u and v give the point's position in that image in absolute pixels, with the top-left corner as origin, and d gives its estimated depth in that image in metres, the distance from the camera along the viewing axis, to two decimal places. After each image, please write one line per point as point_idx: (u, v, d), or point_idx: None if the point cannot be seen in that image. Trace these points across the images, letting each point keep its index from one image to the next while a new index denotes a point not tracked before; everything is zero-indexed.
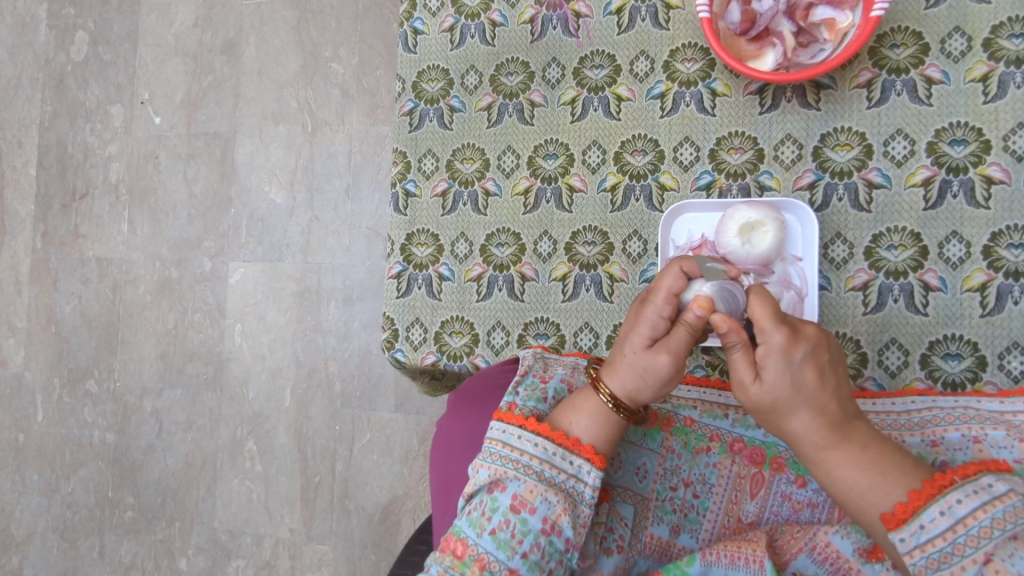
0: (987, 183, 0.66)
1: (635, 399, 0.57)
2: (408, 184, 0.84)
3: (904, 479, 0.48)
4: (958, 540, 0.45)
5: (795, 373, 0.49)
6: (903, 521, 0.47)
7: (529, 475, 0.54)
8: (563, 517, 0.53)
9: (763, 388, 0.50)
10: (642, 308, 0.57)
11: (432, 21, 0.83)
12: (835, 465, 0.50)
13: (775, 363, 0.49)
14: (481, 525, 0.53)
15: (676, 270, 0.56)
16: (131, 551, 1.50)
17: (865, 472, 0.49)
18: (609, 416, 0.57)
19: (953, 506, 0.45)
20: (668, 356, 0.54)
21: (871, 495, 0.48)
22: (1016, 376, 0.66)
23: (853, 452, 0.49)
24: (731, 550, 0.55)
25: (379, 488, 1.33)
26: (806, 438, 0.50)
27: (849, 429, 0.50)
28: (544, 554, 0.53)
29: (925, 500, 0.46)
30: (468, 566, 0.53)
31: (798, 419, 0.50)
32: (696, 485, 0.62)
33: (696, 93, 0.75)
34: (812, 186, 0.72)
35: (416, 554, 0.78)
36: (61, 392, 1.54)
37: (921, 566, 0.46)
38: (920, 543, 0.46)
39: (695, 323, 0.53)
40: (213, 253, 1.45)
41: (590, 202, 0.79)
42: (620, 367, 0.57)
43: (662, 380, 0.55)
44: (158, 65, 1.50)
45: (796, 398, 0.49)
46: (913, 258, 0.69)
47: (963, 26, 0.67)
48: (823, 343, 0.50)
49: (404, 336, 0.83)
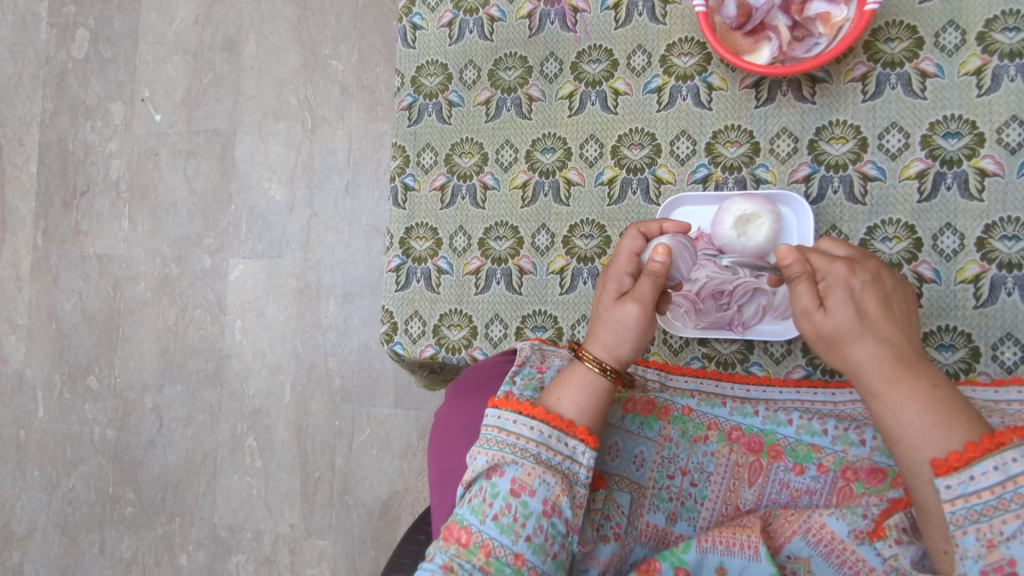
0: (981, 175, 0.67)
1: (619, 358, 0.59)
2: (406, 177, 0.85)
3: (963, 427, 0.47)
4: (1005, 496, 0.44)
5: (859, 304, 0.52)
6: (954, 468, 0.46)
7: (526, 458, 0.55)
8: (562, 497, 0.54)
9: (826, 313, 0.52)
10: (609, 273, 0.64)
11: (430, 16, 0.84)
12: (896, 400, 0.49)
13: (840, 290, 0.52)
14: (484, 511, 0.54)
15: (633, 234, 0.65)
16: (132, 547, 1.51)
17: (926, 408, 0.48)
18: (596, 385, 0.58)
19: (1009, 463, 0.44)
20: (637, 305, 0.59)
21: (928, 433, 0.47)
22: (1010, 367, 0.66)
23: (916, 388, 0.49)
24: (727, 536, 0.56)
25: (379, 484, 1.34)
26: (866, 368, 0.51)
27: (915, 367, 0.50)
28: (547, 537, 0.53)
29: (981, 452, 0.45)
30: (474, 553, 0.53)
31: (860, 346, 0.51)
32: (694, 474, 0.63)
33: (693, 87, 0.76)
34: (807, 179, 0.73)
35: (415, 544, 0.78)
36: (62, 388, 1.55)
37: (959, 516, 0.46)
38: (965, 493, 0.45)
39: (658, 270, 0.59)
40: (213, 250, 1.45)
41: (587, 195, 0.80)
42: (600, 330, 0.61)
43: (636, 332, 0.59)
44: (158, 62, 1.51)
45: (859, 326, 0.51)
46: (908, 249, 0.69)
47: (958, 20, 0.68)
48: (887, 285, 0.54)
49: (403, 329, 0.84)
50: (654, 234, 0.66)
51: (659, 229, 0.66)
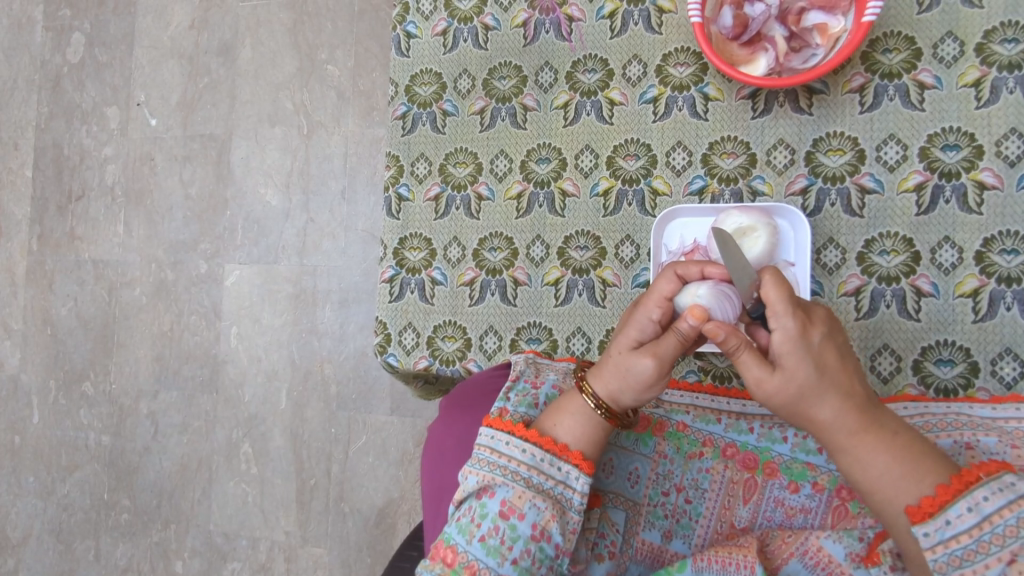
0: (980, 188, 0.66)
1: (618, 400, 0.56)
2: (401, 187, 0.84)
3: (930, 473, 0.47)
4: (983, 538, 0.44)
5: (817, 358, 0.49)
6: (929, 515, 0.46)
7: (517, 481, 0.54)
8: (552, 522, 0.53)
9: (785, 373, 0.50)
10: (635, 311, 0.58)
11: (425, 24, 0.83)
12: (862, 456, 0.49)
13: (797, 347, 0.49)
14: (471, 532, 0.54)
15: (671, 275, 0.57)
16: (127, 554, 1.50)
17: (892, 459, 0.48)
18: (594, 419, 0.57)
19: (980, 502, 0.45)
20: (654, 359, 0.54)
21: (899, 484, 0.48)
22: (1009, 382, 0.66)
23: (882, 439, 0.49)
24: (723, 556, 0.55)
25: (376, 491, 1.33)
26: (832, 426, 0.50)
27: (873, 417, 0.50)
28: (535, 560, 0.53)
29: (953, 495, 0.46)
30: (459, 573, 0.53)
31: (822, 406, 0.50)
32: (689, 491, 0.62)
33: (688, 97, 0.75)
34: (805, 191, 0.72)
35: (408, 559, 0.78)
36: (57, 394, 1.54)
37: (943, 563, 0.46)
38: (944, 539, 0.45)
39: (687, 332, 0.53)
40: (209, 255, 1.45)
41: (583, 207, 0.79)
42: (605, 368, 0.57)
43: (644, 384, 0.55)
44: (153, 66, 1.50)
45: (819, 385, 0.49)
46: (906, 263, 0.69)
47: (956, 31, 0.67)
48: (839, 328, 0.51)
49: (396, 340, 0.82)
50: (692, 278, 0.58)
51: (700, 274, 0.58)
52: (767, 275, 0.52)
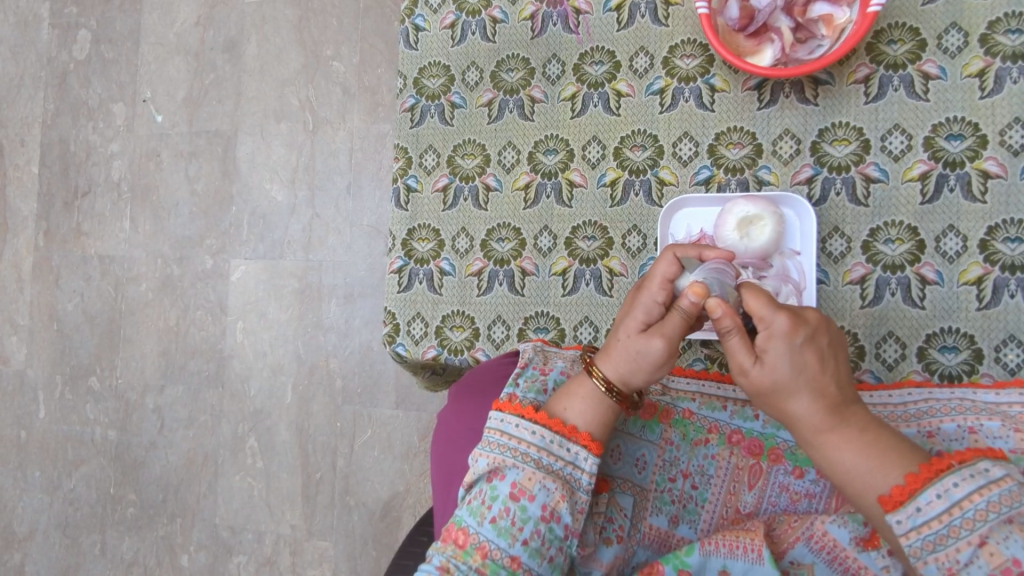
0: (984, 177, 0.67)
1: (628, 382, 0.57)
2: (409, 179, 0.85)
3: (901, 467, 0.48)
4: (953, 523, 0.45)
5: (797, 356, 0.50)
6: (899, 503, 0.47)
7: (528, 463, 0.55)
8: (562, 503, 0.54)
9: (763, 368, 0.51)
10: (637, 295, 0.58)
11: (433, 18, 0.84)
12: (833, 449, 0.50)
13: (778, 344, 0.50)
14: (482, 513, 0.54)
15: (670, 258, 0.58)
16: (133, 548, 1.50)
17: (862, 452, 0.49)
18: (603, 401, 0.57)
19: (950, 489, 0.45)
20: (662, 339, 0.55)
21: (868, 476, 0.49)
22: (1013, 368, 0.66)
23: (852, 433, 0.50)
24: (730, 540, 0.55)
25: (380, 485, 1.34)
26: (805, 420, 0.51)
27: (847, 413, 0.51)
28: (544, 541, 0.54)
29: (922, 483, 0.46)
30: (471, 554, 0.53)
31: (795, 401, 0.51)
32: (695, 476, 0.63)
33: (695, 88, 0.76)
34: (810, 181, 0.73)
35: (417, 545, 0.78)
36: (63, 388, 1.55)
37: (917, 548, 0.46)
38: (916, 525, 0.46)
39: (689, 309, 0.54)
40: (214, 250, 1.45)
41: (589, 198, 0.80)
42: (614, 351, 0.57)
43: (655, 365, 0.56)
44: (159, 63, 1.51)
45: (796, 380, 0.50)
46: (910, 251, 0.69)
47: (960, 21, 0.68)
48: (826, 331, 0.52)
49: (405, 330, 0.83)
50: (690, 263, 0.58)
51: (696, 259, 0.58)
52: (753, 282, 0.53)
